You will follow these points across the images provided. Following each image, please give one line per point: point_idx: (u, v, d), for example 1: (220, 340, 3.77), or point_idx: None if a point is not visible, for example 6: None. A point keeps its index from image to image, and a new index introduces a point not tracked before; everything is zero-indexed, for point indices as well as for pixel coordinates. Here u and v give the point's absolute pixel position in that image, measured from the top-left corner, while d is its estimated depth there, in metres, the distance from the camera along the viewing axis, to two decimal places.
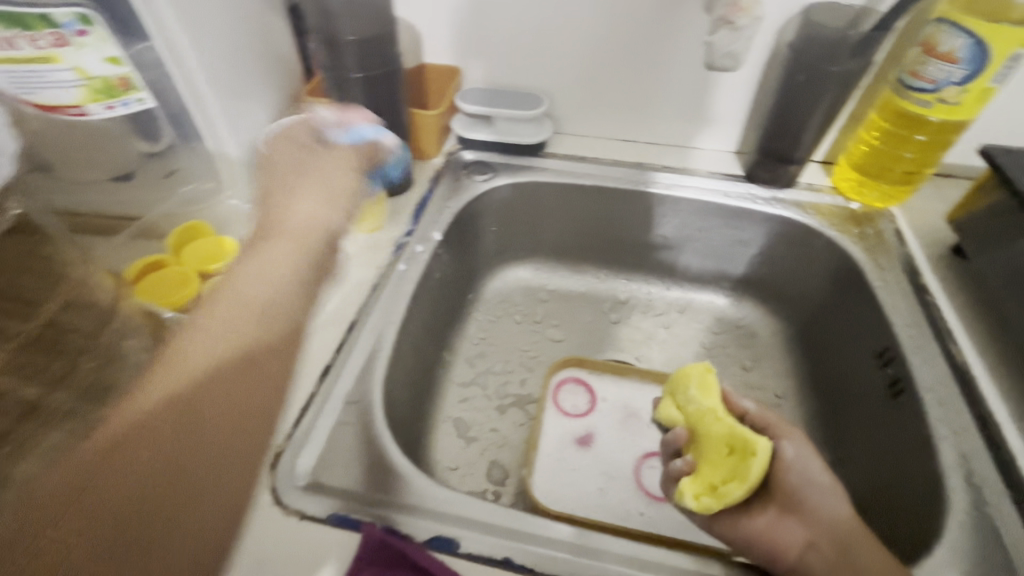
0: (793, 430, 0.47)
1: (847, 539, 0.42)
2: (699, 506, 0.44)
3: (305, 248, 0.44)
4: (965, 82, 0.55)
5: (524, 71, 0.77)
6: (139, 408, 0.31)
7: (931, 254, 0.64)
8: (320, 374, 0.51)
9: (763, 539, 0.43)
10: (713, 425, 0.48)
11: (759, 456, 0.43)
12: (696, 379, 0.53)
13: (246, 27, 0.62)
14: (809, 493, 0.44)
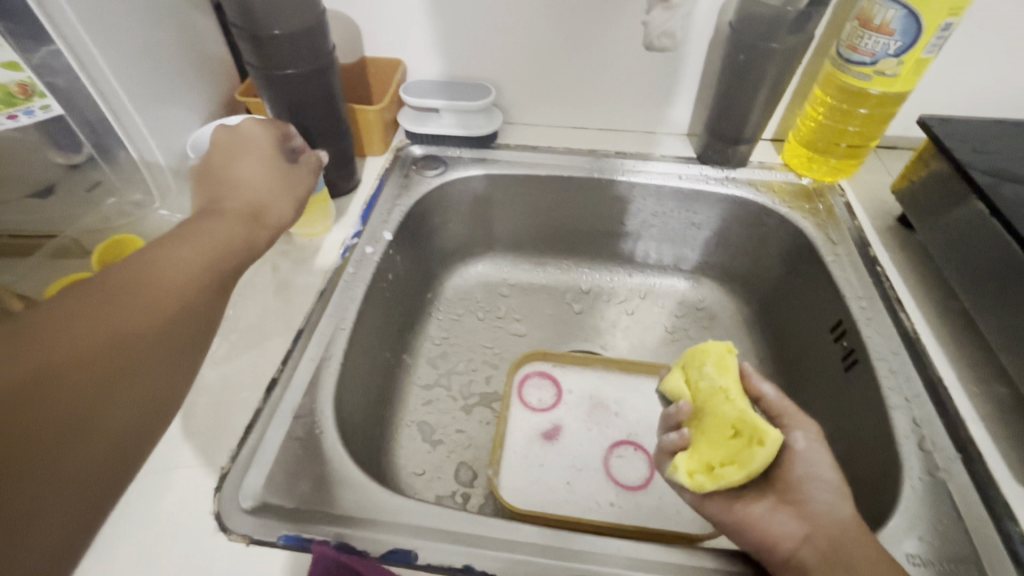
0: (808, 421, 0.45)
1: (847, 538, 0.39)
2: (691, 483, 0.43)
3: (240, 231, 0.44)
4: (900, 53, 0.55)
5: (469, 60, 0.75)
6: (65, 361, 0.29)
7: (879, 226, 0.65)
8: (266, 388, 0.48)
9: (754, 527, 0.41)
10: (723, 407, 0.45)
11: (768, 447, 0.41)
12: (714, 357, 0.49)
13: (165, 25, 0.59)
14: (811, 487, 0.42)
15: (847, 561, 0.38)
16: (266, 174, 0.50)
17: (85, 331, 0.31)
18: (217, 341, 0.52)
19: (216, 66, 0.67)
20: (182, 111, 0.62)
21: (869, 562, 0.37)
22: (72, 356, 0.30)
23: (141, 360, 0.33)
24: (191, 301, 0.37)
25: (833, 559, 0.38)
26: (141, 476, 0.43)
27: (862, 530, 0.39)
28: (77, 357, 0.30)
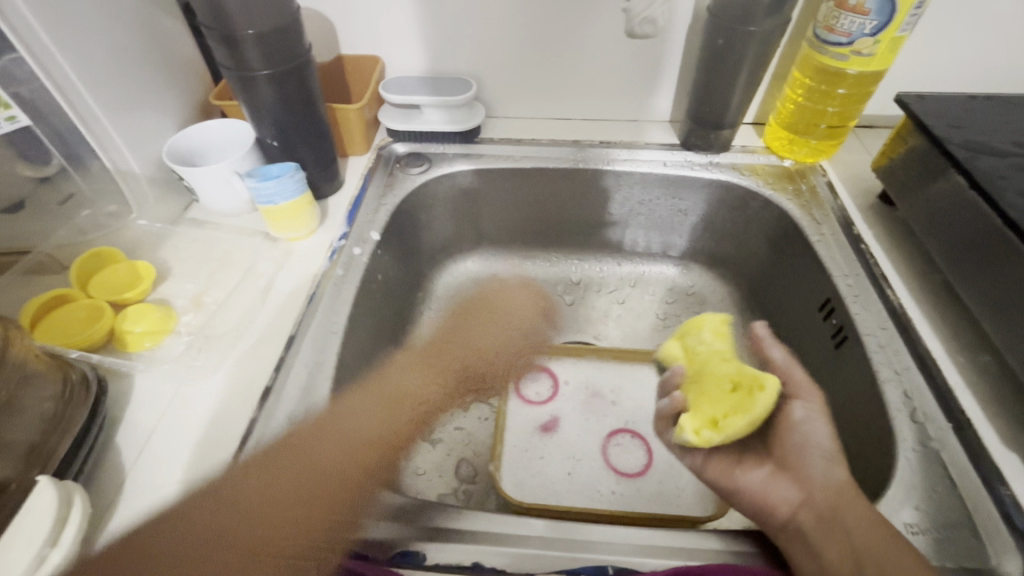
0: (811, 392, 0.47)
1: (840, 500, 0.40)
2: (699, 440, 0.44)
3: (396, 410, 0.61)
4: (876, 32, 0.55)
5: (448, 54, 0.74)
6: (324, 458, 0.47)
7: (861, 204, 0.66)
8: (260, 398, 0.47)
9: (754, 495, 0.44)
10: (721, 366, 0.48)
11: (769, 393, 0.44)
12: (710, 325, 0.53)
13: (133, 29, 0.57)
14: (808, 454, 0.44)
15: (839, 522, 0.39)
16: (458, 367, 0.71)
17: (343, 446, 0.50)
18: (206, 352, 0.50)
19: (188, 68, 0.65)
20: (155, 117, 0.60)
21: (860, 523, 0.38)
22: (333, 453, 0.49)
23: (288, 479, 0.45)
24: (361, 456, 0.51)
25: (826, 520, 0.40)
26: (136, 493, 0.41)
27: (855, 493, 0.41)
28: (338, 440, 0.50)
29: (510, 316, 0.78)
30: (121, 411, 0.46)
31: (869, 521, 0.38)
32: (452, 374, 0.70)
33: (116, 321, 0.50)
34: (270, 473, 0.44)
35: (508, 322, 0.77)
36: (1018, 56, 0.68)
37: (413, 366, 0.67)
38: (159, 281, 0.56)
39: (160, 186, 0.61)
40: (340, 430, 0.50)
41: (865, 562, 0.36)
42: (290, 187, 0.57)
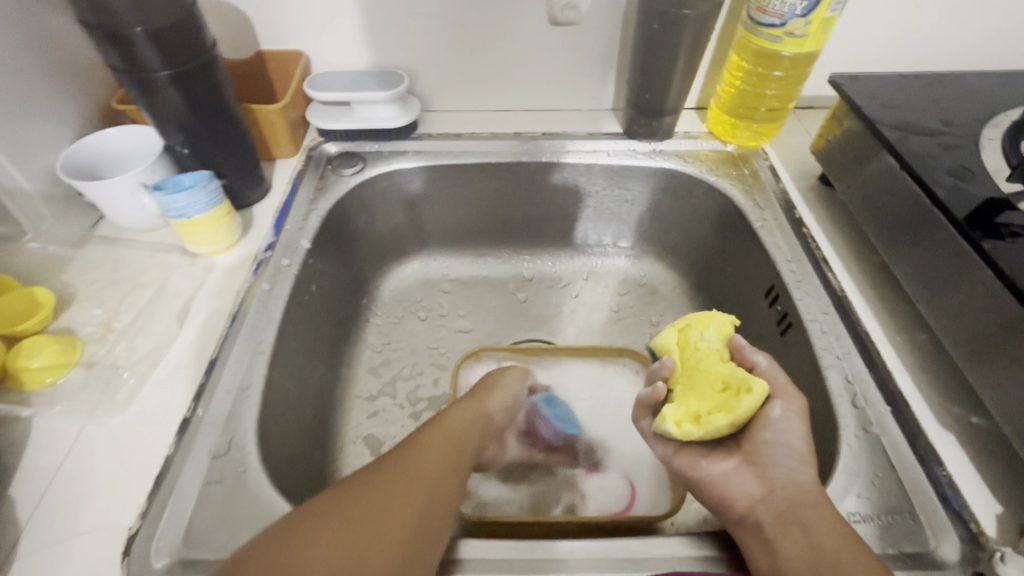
0: (795, 395, 0.44)
1: (807, 503, 0.39)
2: (678, 432, 0.44)
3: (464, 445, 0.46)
4: (808, 13, 0.54)
5: (377, 48, 0.70)
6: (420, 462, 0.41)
7: (803, 187, 0.66)
8: (177, 430, 0.44)
9: (716, 486, 0.43)
10: (717, 367, 0.47)
11: (757, 397, 0.43)
12: (717, 323, 0.51)
13: (8, 30, 0.51)
14: (775, 452, 0.42)
15: (805, 526, 0.38)
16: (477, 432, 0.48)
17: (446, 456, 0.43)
18: (116, 385, 0.46)
19: (83, 71, 0.59)
20: (46, 128, 0.55)
21: (828, 531, 0.37)
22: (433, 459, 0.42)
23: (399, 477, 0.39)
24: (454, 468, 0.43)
25: (791, 521, 0.38)
26: (32, 551, 0.37)
27: (822, 495, 0.39)
28: (435, 484, 0.40)
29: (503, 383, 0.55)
30: (15, 459, 0.42)
31: (837, 531, 0.37)
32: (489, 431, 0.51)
33: (7, 358, 0.45)
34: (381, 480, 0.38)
35: (505, 400, 0.54)
36: (945, 32, 0.68)
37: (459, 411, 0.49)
38: (62, 308, 0.51)
39: (58, 202, 0.56)
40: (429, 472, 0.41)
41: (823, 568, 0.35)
42: (204, 199, 0.52)
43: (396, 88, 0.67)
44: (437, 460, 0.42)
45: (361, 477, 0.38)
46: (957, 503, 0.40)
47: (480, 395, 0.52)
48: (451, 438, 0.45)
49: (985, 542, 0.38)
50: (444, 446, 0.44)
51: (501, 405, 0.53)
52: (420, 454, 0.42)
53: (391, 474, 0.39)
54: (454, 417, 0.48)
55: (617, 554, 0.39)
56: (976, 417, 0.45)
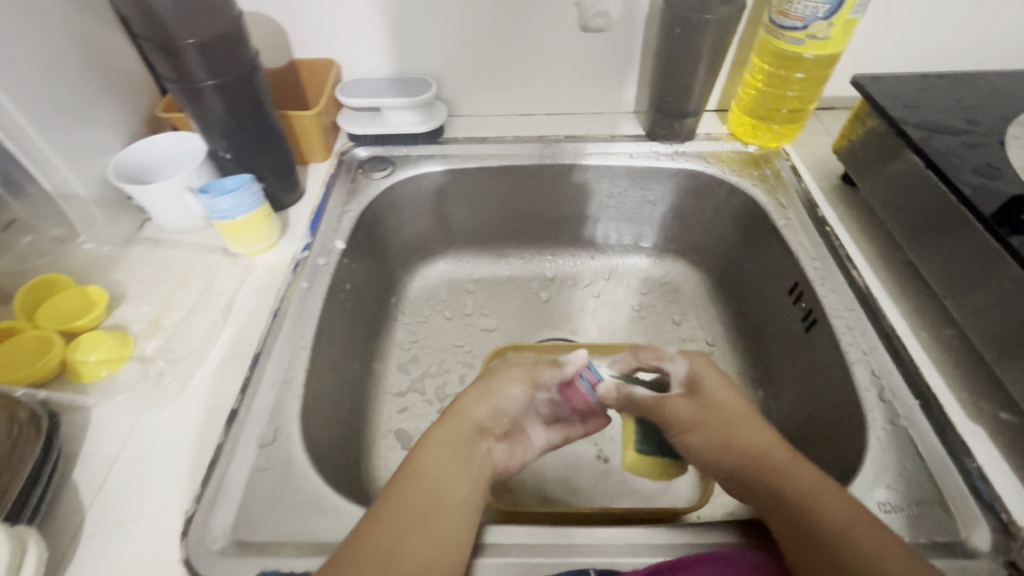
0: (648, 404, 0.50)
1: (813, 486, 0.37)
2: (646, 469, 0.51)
3: (454, 476, 0.41)
4: (830, 16, 0.55)
5: (405, 55, 0.73)
6: (413, 497, 0.38)
7: (825, 186, 0.67)
8: (226, 421, 0.46)
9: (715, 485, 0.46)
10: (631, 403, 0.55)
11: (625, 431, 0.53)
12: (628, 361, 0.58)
13: (65, 44, 0.54)
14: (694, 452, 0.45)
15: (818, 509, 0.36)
16: (463, 463, 0.42)
17: (439, 487, 0.39)
18: (167, 378, 0.49)
19: (130, 81, 0.62)
20: (97, 135, 0.58)
21: (844, 508, 0.35)
22: (428, 493, 0.39)
23: (395, 517, 0.36)
24: (454, 498, 0.39)
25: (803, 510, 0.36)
26: (96, 531, 0.40)
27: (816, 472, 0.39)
28: (439, 517, 0.37)
29: (490, 385, 0.48)
30: (77, 447, 0.44)
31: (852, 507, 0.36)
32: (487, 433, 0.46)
33: (66, 351, 0.48)
34: (384, 521, 0.36)
35: (496, 405, 0.47)
36: (967, 32, 0.69)
37: (443, 439, 0.43)
38: (113, 306, 0.54)
39: (109, 205, 0.59)
40: (422, 503, 0.38)
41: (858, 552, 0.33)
42: (246, 200, 0.55)
43: (414, 96, 0.69)
44: (432, 492, 0.39)
45: (367, 521, 0.36)
46: (988, 494, 0.41)
47: (461, 406, 0.46)
48: (444, 465, 0.41)
49: (1017, 531, 0.39)
50: (434, 477, 0.40)
51: (491, 411, 0.46)
52: (413, 490, 0.38)
53: (390, 514, 0.37)
54: (445, 431, 0.43)
55: (655, 543, 0.40)
56: (1004, 412, 0.46)
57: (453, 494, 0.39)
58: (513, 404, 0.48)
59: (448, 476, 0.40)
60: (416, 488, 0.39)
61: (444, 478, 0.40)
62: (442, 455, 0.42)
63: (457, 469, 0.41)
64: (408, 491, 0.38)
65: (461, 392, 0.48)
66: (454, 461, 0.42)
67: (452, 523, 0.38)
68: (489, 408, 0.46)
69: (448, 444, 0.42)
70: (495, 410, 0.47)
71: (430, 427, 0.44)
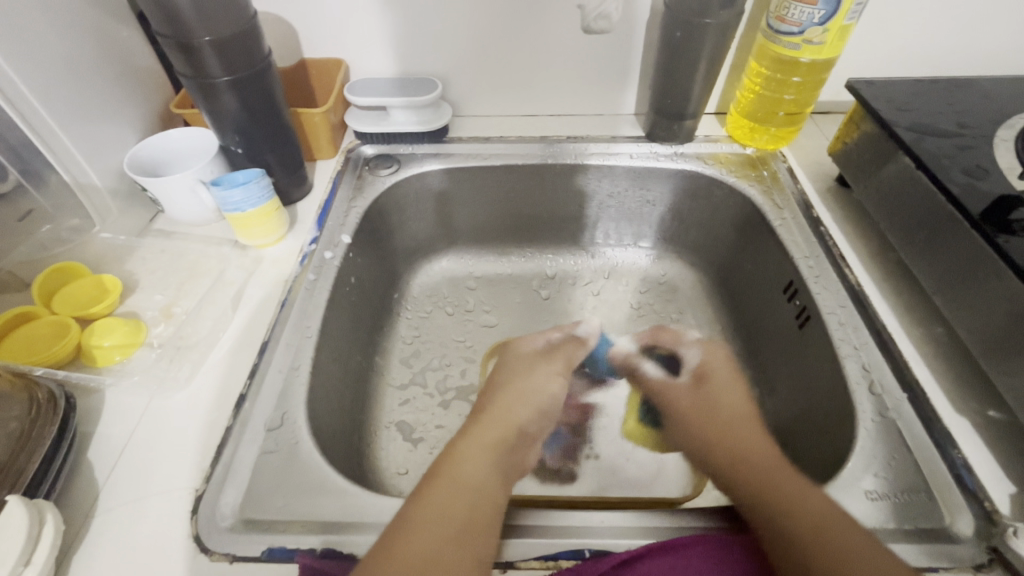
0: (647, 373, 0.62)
1: (786, 479, 0.41)
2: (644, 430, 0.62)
3: (487, 472, 0.42)
4: (825, 21, 0.57)
5: (412, 56, 0.75)
6: (447, 494, 0.39)
7: (820, 188, 0.68)
8: (235, 405, 0.47)
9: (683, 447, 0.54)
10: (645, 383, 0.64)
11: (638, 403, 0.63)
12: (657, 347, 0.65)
13: (85, 40, 0.56)
14: (682, 422, 0.54)
15: (794, 499, 0.39)
16: (500, 460, 0.44)
17: (470, 487, 0.40)
18: (178, 364, 0.50)
19: (145, 77, 0.64)
20: (113, 129, 0.59)
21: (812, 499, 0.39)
22: (461, 492, 0.39)
23: (429, 512, 0.38)
24: (486, 499, 0.40)
25: (777, 503, 0.39)
26: (110, 507, 0.41)
27: (794, 472, 0.42)
28: (469, 516, 0.38)
29: (524, 388, 0.52)
30: (91, 427, 0.46)
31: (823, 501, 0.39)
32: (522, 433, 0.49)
33: (82, 336, 0.50)
34: (419, 515, 0.37)
35: (539, 400, 0.52)
36: (961, 38, 0.70)
37: (474, 443, 0.44)
38: (126, 294, 0.56)
39: (123, 197, 0.60)
40: (455, 502, 0.38)
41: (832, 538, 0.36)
42: (257, 194, 0.56)
43: (412, 96, 0.71)
44: (462, 492, 0.39)
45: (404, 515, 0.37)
46: (973, 483, 0.42)
47: (505, 405, 0.50)
48: (474, 468, 0.42)
49: (999, 519, 0.40)
50: (467, 475, 0.41)
51: (528, 411, 0.51)
52: (446, 491, 0.39)
53: (424, 510, 0.38)
54: (482, 432, 0.46)
55: (652, 526, 0.41)
56: (993, 410, 0.47)
57: (484, 496, 0.40)
58: (546, 402, 0.53)
59: (480, 477, 0.41)
60: (450, 487, 0.40)
61: (476, 479, 0.41)
62: (473, 459, 0.43)
63: (491, 466, 0.43)
64: (441, 490, 0.39)
65: (506, 389, 0.52)
66: (486, 463, 0.43)
67: (480, 520, 0.38)
68: (526, 404, 0.51)
69: (482, 444, 0.44)
70: (532, 407, 0.51)
71: (464, 434, 0.46)
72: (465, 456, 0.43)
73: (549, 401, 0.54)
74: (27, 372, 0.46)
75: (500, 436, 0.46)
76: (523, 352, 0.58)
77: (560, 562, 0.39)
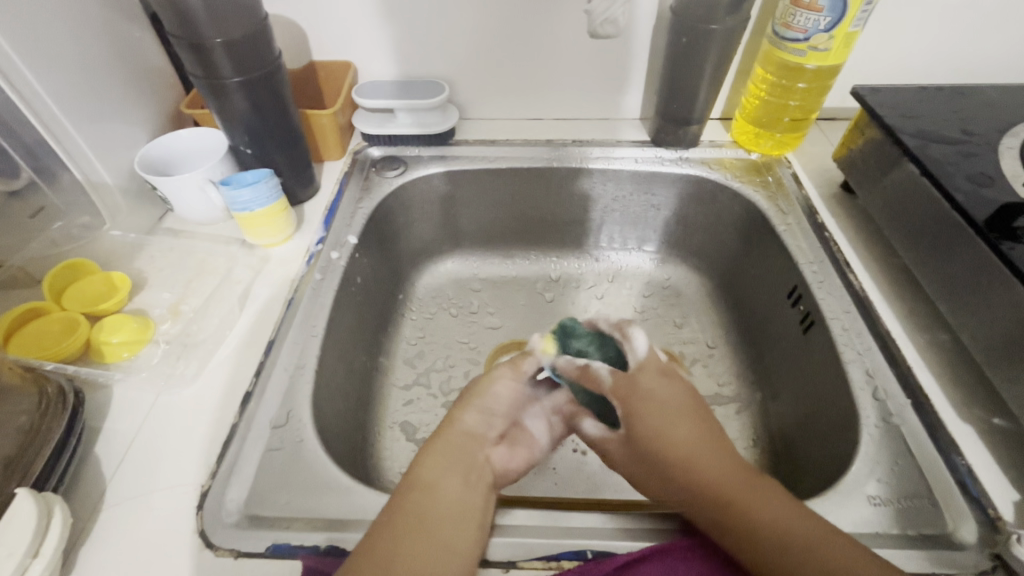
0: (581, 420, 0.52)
1: (739, 484, 0.39)
2: None
3: (448, 483, 0.41)
4: (831, 28, 0.57)
5: (421, 59, 0.75)
6: (431, 492, 0.40)
7: (825, 194, 0.68)
8: (241, 402, 0.48)
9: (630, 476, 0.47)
10: None
11: None
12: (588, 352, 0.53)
13: (98, 40, 0.56)
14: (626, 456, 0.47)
15: (754, 508, 0.37)
16: (459, 468, 0.42)
17: (444, 492, 0.40)
18: (185, 360, 0.51)
19: (157, 79, 0.65)
20: (124, 128, 0.60)
21: (776, 510, 0.37)
22: (438, 494, 0.40)
23: (420, 500, 0.39)
24: (457, 506, 0.39)
25: (735, 509, 0.37)
26: (116, 502, 0.42)
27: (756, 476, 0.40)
28: (445, 519, 0.38)
29: (475, 392, 0.50)
30: (100, 422, 0.46)
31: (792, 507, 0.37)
32: (475, 439, 0.46)
33: (92, 332, 0.51)
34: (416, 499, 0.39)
35: (483, 409, 0.48)
36: (966, 46, 0.71)
37: (434, 454, 0.43)
38: (135, 292, 0.57)
39: (133, 196, 0.61)
40: (433, 505, 0.39)
41: (790, 551, 0.35)
42: (265, 194, 0.57)
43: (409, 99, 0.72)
44: (436, 495, 0.40)
45: (402, 498, 0.39)
46: (976, 490, 0.42)
47: (456, 416, 0.48)
48: (443, 473, 0.41)
49: (1003, 526, 0.40)
50: (436, 481, 0.41)
51: (479, 416, 0.48)
52: (428, 489, 0.40)
53: (418, 499, 0.39)
54: (442, 440, 0.45)
55: (657, 528, 0.41)
56: (998, 417, 0.46)
57: (455, 502, 0.40)
58: (498, 404, 0.49)
59: (446, 485, 0.41)
60: (429, 487, 0.40)
61: (445, 485, 0.41)
62: (441, 464, 0.42)
63: (450, 476, 0.41)
64: (426, 485, 0.40)
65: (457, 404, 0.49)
66: (451, 470, 0.42)
67: (455, 525, 0.38)
68: (473, 411, 0.48)
69: (442, 454, 0.43)
70: (478, 413, 0.48)
71: (427, 443, 0.45)
72: (432, 463, 0.42)
73: (504, 404, 0.50)
74: (37, 367, 0.46)
75: (457, 448, 0.44)
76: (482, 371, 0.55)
77: (563, 562, 0.39)
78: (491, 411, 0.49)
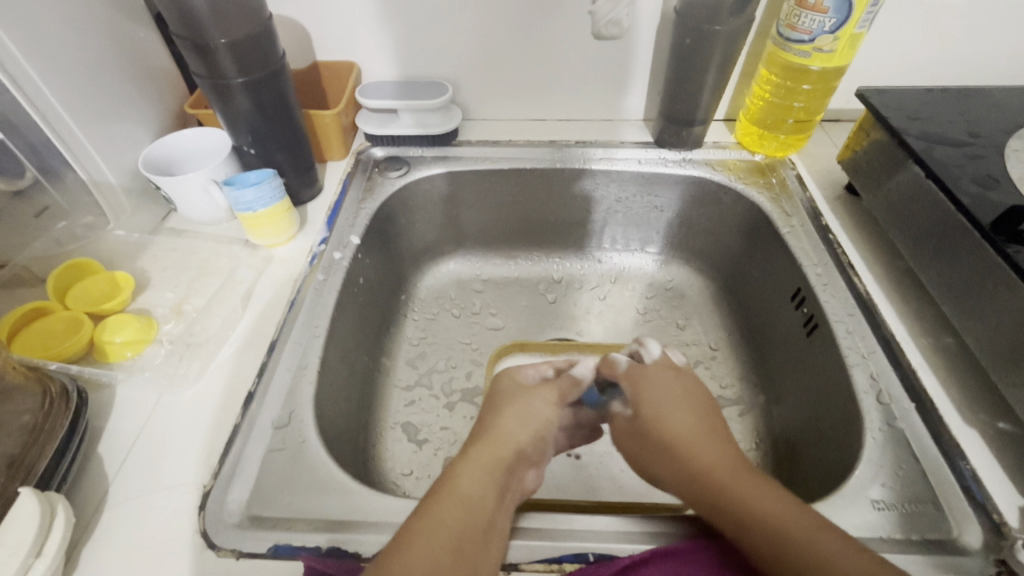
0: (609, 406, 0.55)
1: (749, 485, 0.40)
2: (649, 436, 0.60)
3: (483, 490, 0.41)
4: (835, 29, 0.57)
5: (424, 59, 0.75)
6: (458, 491, 0.40)
7: (829, 196, 0.68)
8: (244, 402, 0.48)
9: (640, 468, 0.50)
10: None
11: None
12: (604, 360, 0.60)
13: (103, 40, 0.57)
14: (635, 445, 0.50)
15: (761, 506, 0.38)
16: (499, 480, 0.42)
17: (474, 494, 0.40)
18: (188, 360, 0.51)
19: (161, 79, 0.66)
20: (127, 128, 0.60)
21: (784, 503, 0.38)
22: (468, 495, 0.40)
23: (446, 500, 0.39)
24: (484, 514, 0.39)
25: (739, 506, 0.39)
26: (118, 502, 0.42)
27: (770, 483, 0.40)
28: (472, 520, 0.38)
29: (528, 409, 0.50)
30: (102, 421, 0.46)
31: (791, 504, 0.38)
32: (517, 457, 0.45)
33: (94, 332, 0.51)
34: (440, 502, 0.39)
35: (535, 428, 0.49)
36: (972, 48, 0.70)
37: (473, 460, 0.43)
38: (138, 291, 0.57)
39: (136, 195, 0.61)
40: (460, 503, 0.39)
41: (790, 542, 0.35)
42: (268, 194, 0.57)
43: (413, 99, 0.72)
44: (465, 495, 0.39)
45: (432, 502, 0.39)
46: (980, 495, 0.42)
47: (503, 427, 0.47)
48: (477, 479, 0.41)
49: (1008, 532, 0.40)
50: (465, 480, 0.41)
51: (531, 435, 0.48)
52: (456, 488, 0.40)
53: (445, 499, 0.39)
54: (483, 449, 0.45)
55: (660, 532, 0.41)
56: (1004, 422, 0.46)
57: (482, 507, 0.39)
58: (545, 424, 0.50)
59: (479, 492, 0.40)
60: (458, 487, 0.40)
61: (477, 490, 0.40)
62: (476, 469, 0.42)
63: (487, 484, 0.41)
64: (456, 486, 0.40)
65: (500, 414, 0.49)
66: (487, 481, 0.41)
67: (479, 530, 0.37)
68: (524, 426, 0.48)
69: (482, 461, 0.43)
70: (528, 428, 0.48)
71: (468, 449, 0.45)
72: (466, 464, 0.43)
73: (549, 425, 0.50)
74: (39, 366, 0.46)
75: (499, 460, 0.44)
76: (513, 377, 0.55)
77: (564, 565, 0.39)
78: (540, 430, 0.49)
